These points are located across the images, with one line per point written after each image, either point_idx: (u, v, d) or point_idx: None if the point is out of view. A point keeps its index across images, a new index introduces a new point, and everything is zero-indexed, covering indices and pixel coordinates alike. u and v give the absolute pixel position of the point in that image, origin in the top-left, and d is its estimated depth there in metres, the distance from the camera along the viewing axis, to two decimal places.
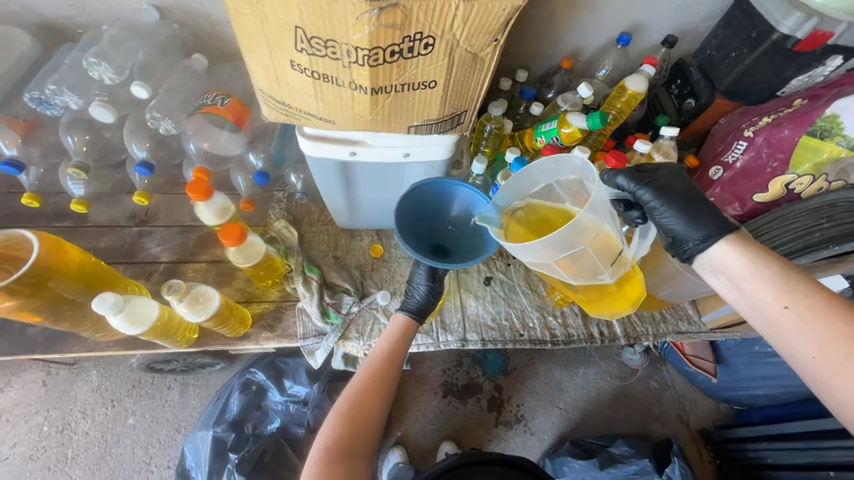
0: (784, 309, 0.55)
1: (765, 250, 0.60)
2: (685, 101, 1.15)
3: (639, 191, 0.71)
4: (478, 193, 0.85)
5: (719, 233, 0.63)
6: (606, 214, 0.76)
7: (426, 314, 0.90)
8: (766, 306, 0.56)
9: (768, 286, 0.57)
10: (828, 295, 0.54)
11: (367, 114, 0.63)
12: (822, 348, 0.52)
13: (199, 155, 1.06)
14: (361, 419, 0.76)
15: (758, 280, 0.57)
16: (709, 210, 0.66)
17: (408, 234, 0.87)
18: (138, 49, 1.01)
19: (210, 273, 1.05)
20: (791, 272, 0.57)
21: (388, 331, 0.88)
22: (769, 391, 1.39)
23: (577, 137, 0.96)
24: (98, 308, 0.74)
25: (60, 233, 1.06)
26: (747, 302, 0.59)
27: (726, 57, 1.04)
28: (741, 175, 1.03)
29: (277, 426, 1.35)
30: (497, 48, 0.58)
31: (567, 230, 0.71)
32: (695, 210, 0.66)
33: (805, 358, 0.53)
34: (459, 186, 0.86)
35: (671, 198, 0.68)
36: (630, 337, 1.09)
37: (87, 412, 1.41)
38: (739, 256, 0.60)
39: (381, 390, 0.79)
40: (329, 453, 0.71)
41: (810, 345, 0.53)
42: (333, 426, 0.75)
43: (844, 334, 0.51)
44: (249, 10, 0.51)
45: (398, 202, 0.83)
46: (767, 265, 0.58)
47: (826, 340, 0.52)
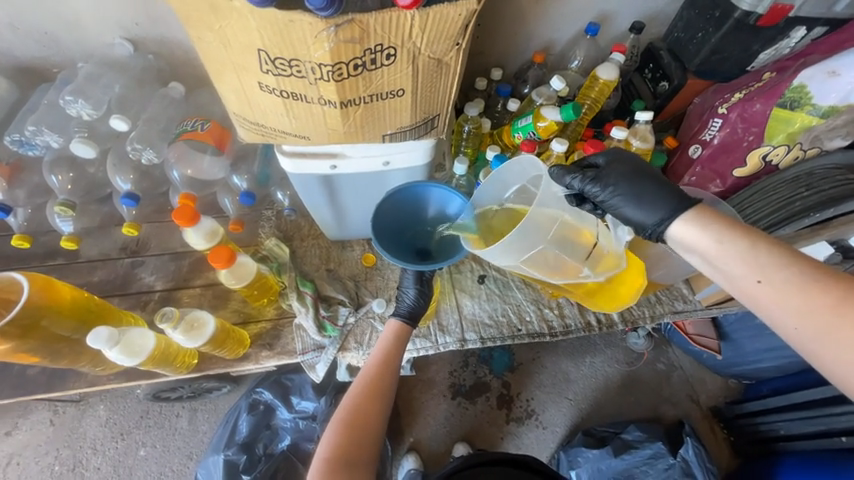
0: (759, 284, 0.54)
1: (732, 222, 0.59)
2: (659, 84, 1.17)
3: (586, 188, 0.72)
4: (450, 193, 0.86)
5: (671, 217, 0.64)
6: (566, 207, 0.82)
7: (419, 317, 0.91)
8: (741, 283, 0.56)
9: (738, 262, 0.56)
10: (803, 263, 0.53)
11: (340, 128, 0.64)
12: (806, 320, 0.51)
13: (183, 181, 1.07)
14: (361, 430, 0.76)
15: (727, 258, 0.57)
16: (652, 190, 0.67)
17: (390, 242, 0.87)
18: (114, 83, 1.02)
19: (205, 297, 1.05)
20: (758, 244, 0.56)
21: (383, 339, 0.88)
22: (775, 362, 1.40)
23: (553, 130, 0.96)
24: (93, 344, 0.74)
25: (53, 271, 1.06)
26: (723, 280, 0.58)
27: (693, 39, 1.06)
28: (719, 152, 1.04)
29: (289, 443, 1.35)
30: (460, 50, 0.59)
31: (530, 231, 0.74)
32: (640, 196, 0.68)
33: (790, 329, 0.53)
34: (431, 188, 0.86)
35: (615, 187, 0.70)
36: (627, 321, 1.10)
37: (97, 448, 1.41)
38: (705, 236, 0.60)
39: (379, 398, 0.80)
40: (330, 463, 0.71)
41: (793, 317, 0.52)
42: (332, 437, 0.75)
43: (822, 301, 0.50)
44: (212, 37, 0.52)
45: (375, 211, 0.84)
46: (734, 240, 0.57)
47: (807, 311, 0.51)
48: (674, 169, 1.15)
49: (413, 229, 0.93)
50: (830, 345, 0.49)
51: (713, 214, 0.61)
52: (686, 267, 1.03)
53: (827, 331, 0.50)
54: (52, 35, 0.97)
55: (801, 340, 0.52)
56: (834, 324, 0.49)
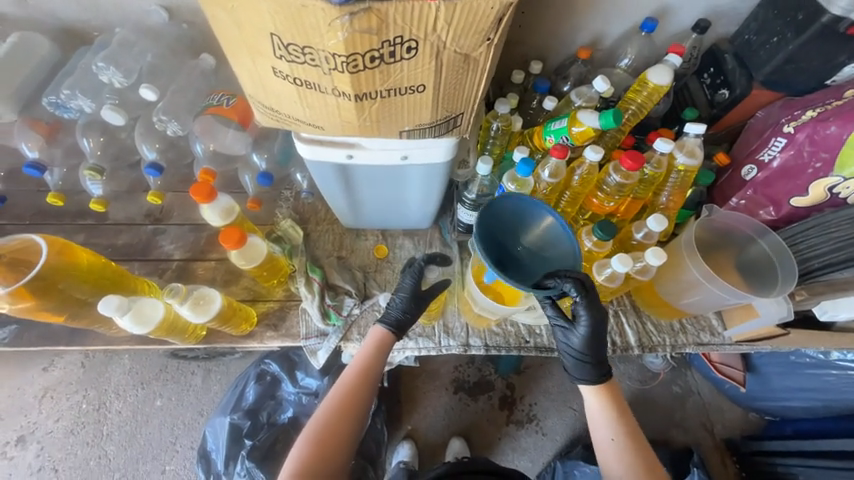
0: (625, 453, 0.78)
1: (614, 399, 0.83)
2: (718, 92, 1.05)
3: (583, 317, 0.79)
4: (566, 227, 0.80)
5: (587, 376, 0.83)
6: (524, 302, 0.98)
7: (404, 329, 0.90)
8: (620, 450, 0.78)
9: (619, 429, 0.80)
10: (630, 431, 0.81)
11: (355, 121, 0.60)
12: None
13: (206, 156, 1.08)
14: (331, 436, 0.78)
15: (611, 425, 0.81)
16: (598, 359, 0.81)
17: (483, 236, 0.84)
18: (146, 52, 1.03)
19: (219, 271, 1.07)
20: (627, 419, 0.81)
21: (366, 344, 0.88)
22: (806, 403, 1.31)
23: (589, 136, 0.89)
24: (104, 310, 0.77)
25: (82, 230, 1.10)
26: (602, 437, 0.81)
27: (766, 44, 0.93)
28: (777, 176, 0.93)
29: (290, 416, 1.38)
30: (491, 47, 0.54)
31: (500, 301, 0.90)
32: (592, 355, 0.80)
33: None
34: (547, 211, 0.83)
35: (590, 334, 0.79)
36: (644, 347, 1.02)
37: (120, 393, 1.51)
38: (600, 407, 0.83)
39: (351, 405, 0.81)
40: (298, 470, 0.74)
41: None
42: (303, 442, 0.78)
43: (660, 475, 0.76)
44: (226, 16, 0.49)
45: (478, 217, 0.83)
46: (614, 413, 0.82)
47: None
48: (722, 189, 1.06)
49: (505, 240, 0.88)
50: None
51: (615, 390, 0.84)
52: (721, 302, 0.95)
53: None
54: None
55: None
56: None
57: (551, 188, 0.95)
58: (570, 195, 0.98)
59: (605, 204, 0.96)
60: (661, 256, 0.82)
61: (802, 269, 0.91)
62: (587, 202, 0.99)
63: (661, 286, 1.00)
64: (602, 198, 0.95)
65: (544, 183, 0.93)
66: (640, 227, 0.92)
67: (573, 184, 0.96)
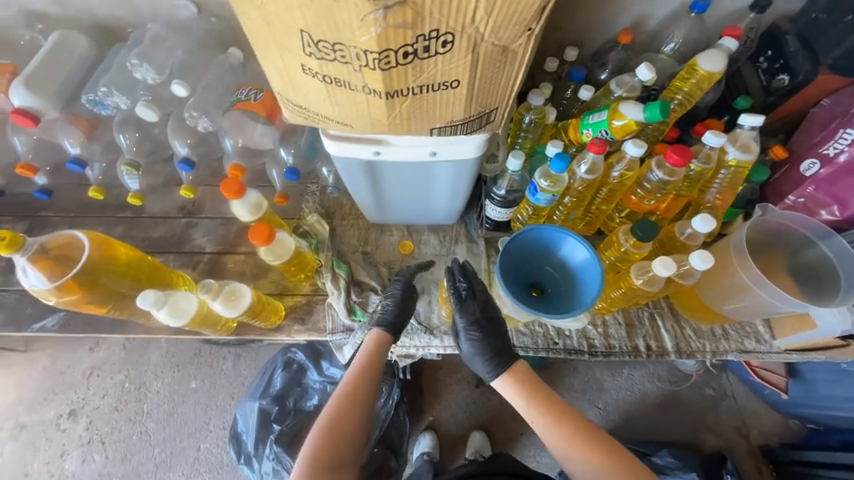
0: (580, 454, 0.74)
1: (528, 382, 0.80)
2: (775, 78, 0.95)
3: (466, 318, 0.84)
4: (592, 255, 0.78)
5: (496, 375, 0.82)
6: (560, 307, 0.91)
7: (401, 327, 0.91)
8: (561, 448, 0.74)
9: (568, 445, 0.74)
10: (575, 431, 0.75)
11: (384, 118, 0.58)
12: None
13: (235, 151, 1.09)
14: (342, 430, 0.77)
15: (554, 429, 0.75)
16: (496, 351, 0.82)
17: (508, 273, 0.83)
18: (177, 48, 1.04)
19: (248, 265, 1.09)
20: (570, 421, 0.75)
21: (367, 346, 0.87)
22: (851, 414, 1.21)
23: (631, 130, 0.83)
24: (142, 304, 0.81)
25: (122, 223, 1.15)
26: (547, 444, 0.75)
27: (837, 23, 0.83)
28: (843, 173, 0.85)
29: (316, 403, 1.41)
30: (531, 38, 0.50)
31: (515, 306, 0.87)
32: (484, 350, 0.82)
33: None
34: (572, 238, 0.81)
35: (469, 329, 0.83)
36: (682, 352, 0.97)
37: (158, 374, 1.59)
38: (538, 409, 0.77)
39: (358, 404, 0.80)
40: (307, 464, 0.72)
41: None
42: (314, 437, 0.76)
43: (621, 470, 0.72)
44: (255, 13, 0.48)
45: (498, 258, 0.82)
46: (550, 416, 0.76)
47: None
48: (777, 186, 0.97)
49: (532, 264, 0.87)
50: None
51: (527, 373, 0.81)
52: (772, 309, 0.88)
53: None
54: None
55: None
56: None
57: (586, 185, 0.90)
58: (606, 192, 0.93)
59: (644, 203, 0.91)
60: (708, 260, 0.77)
61: None
62: (625, 200, 0.94)
63: (704, 290, 0.94)
64: (642, 196, 0.90)
65: (579, 179, 0.88)
66: (683, 227, 0.87)
67: (611, 181, 0.90)
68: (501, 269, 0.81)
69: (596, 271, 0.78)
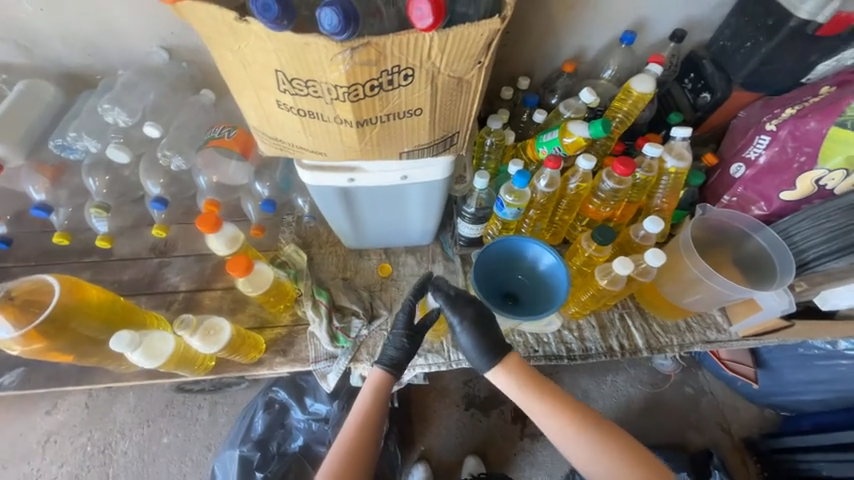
0: (587, 444, 0.73)
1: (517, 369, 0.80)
2: (700, 95, 1.09)
3: (459, 307, 0.82)
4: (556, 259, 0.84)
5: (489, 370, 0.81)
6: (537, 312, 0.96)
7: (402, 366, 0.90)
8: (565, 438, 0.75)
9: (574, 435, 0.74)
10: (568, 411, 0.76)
11: (356, 145, 0.63)
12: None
13: (209, 188, 1.11)
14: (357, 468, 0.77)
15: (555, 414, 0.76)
16: (494, 340, 0.80)
17: (483, 283, 0.89)
18: (150, 91, 1.07)
19: (225, 300, 1.07)
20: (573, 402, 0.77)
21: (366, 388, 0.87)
22: (819, 396, 1.31)
23: (581, 146, 0.92)
24: (115, 347, 0.78)
25: (88, 268, 1.11)
26: (551, 434, 0.76)
27: (740, 48, 0.98)
28: (765, 173, 0.96)
29: (301, 444, 1.35)
30: (482, 69, 0.57)
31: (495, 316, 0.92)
32: (484, 343, 0.80)
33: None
34: (536, 245, 0.86)
35: (469, 324, 0.80)
36: (652, 348, 1.02)
37: (125, 432, 1.48)
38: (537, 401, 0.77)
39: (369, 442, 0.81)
40: None
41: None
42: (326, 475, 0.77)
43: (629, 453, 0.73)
44: (232, 56, 0.53)
45: (472, 270, 0.86)
46: (552, 398, 0.77)
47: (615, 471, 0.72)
48: (714, 189, 1.08)
49: (504, 273, 0.93)
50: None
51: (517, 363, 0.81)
52: (724, 298, 0.96)
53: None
54: (95, 44, 1.01)
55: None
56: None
57: (547, 198, 0.97)
58: (567, 203, 1.02)
59: (601, 210, 0.99)
60: (661, 257, 0.84)
61: (799, 260, 0.93)
62: (584, 209, 1.02)
63: (663, 286, 1.01)
64: (598, 204, 0.98)
65: (540, 193, 0.96)
66: (637, 230, 0.95)
67: (569, 192, 0.99)
68: (475, 280, 0.86)
69: (563, 280, 0.85)
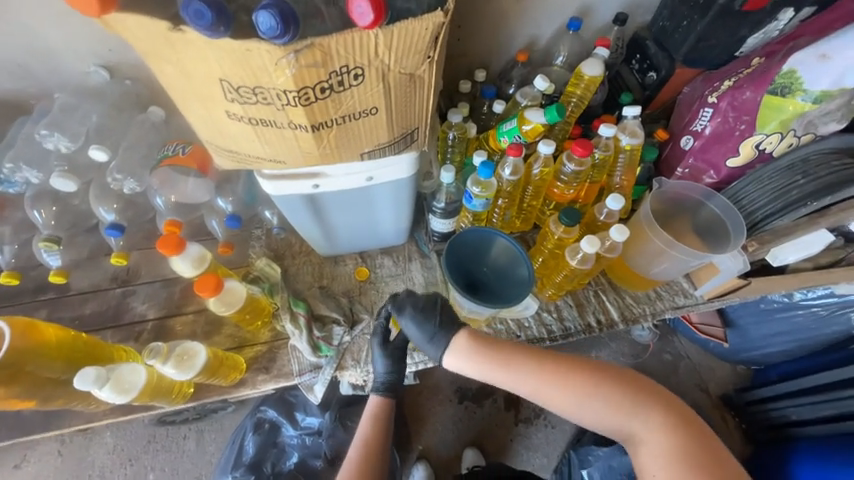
0: (572, 395, 0.66)
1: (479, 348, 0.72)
2: (646, 75, 1.15)
3: (402, 303, 0.82)
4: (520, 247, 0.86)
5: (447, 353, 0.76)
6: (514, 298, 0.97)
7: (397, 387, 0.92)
8: (550, 395, 0.67)
9: (554, 387, 0.66)
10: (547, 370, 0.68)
11: (315, 150, 0.62)
12: (661, 436, 0.63)
13: (168, 208, 1.06)
14: None
15: (530, 372, 0.68)
16: (441, 321, 0.78)
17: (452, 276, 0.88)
18: (92, 113, 1.01)
19: (198, 323, 1.03)
20: (543, 355, 0.69)
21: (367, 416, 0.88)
22: (782, 346, 1.39)
23: (540, 132, 0.94)
24: (81, 386, 0.74)
25: (44, 306, 1.04)
26: (538, 399, 0.69)
27: (678, 27, 1.03)
28: (711, 142, 1.02)
29: (296, 461, 1.32)
30: (432, 64, 0.57)
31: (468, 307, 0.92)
32: (431, 330, 0.77)
33: (610, 428, 0.67)
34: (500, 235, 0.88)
35: (417, 318, 0.79)
36: (627, 320, 1.07)
37: (106, 475, 1.40)
38: (504, 369, 0.69)
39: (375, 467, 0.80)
40: None
41: (637, 421, 0.65)
42: None
43: (617, 386, 0.66)
44: (173, 68, 0.51)
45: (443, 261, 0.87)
46: (520, 361, 0.69)
47: (608, 410, 0.66)
48: (668, 162, 1.13)
49: (471, 267, 0.93)
50: (663, 474, 0.61)
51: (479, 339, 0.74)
52: (687, 265, 1.01)
53: (674, 456, 0.61)
54: (25, 68, 0.95)
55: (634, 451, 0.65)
56: (679, 446, 0.62)
57: (513, 186, 0.99)
58: (533, 189, 1.04)
59: (566, 193, 1.02)
60: (624, 232, 0.88)
61: (750, 221, 0.99)
62: (550, 193, 1.05)
63: (630, 260, 1.06)
64: (562, 187, 1.01)
65: (506, 181, 0.98)
66: (601, 208, 0.98)
67: (534, 178, 1.01)
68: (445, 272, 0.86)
69: (522, 259, 0.87)
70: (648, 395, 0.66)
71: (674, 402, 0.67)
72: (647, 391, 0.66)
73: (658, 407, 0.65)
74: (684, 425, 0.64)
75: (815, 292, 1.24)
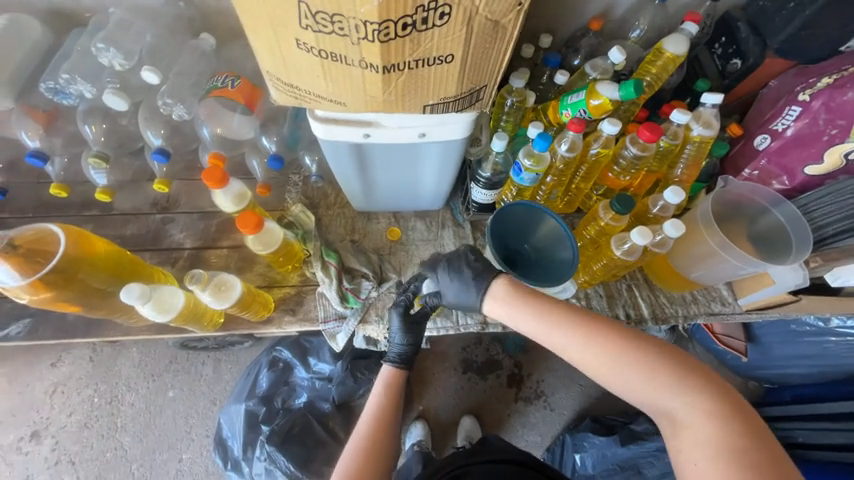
0: (607, 358, 0.62)
1: (518, 293, 0.73)
2: (729, 62, 1.04)
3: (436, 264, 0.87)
4: (568, 229, 0.82)
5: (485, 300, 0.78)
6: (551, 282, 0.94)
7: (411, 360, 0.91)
8: (583, 355, 0.64)
9: (588, 345, 0.64)
10: (582, 328, 0.65)
11: (380, 95, 0.59)
12: (709, 426, 0.55)
13: (214, 140, 1.05)
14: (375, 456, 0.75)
15: (571, 326, 0.66)
16: (478, 270, 0.79)
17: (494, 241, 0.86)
18: (146, 32, 0.98)
19: (232, 258, 1.06)
20: (583, 313, 0.67)
21: (378, 385, 0.88)
22: (803, 370, 1.34)
23: (607, 109, 0.88)
24: (126, 299, 0.77)
25: (88, 222, 1.08)
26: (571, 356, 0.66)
27: (781, 10, 0.91)
28: (791, 145, 0.93)
29: (305, 401, 1.38)
30: (520, 14, 0.52)
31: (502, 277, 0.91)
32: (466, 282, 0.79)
33: (649, 405, 0.61)
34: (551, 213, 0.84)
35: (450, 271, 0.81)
36: (657, 318, 1.04)
37: (131, 385, 1.51)
38: (538, 316, 0.69)
39: (388, 429, 0.80)
40: None
41: (683, 403, 0.58)
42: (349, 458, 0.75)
43: (665, 363, 0.60)
44: None
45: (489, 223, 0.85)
46: (558, 314, 0.68)
47: (646, 382, 0.60)
48: (735, 160, 1.05)
49: (513, 240, 0.91)
50: (706, 465, 0.54)
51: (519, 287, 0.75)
52: (735, 271, 0.96)
53: (717, 444, 0.54)
54: None
55: (674, 436, 0.58)
56: (724, 434, 0.54)
57: (566, 163, 0.94)
58: (586, 170, 0.98)
59: (621, 179, 0.97)
60: (680, 228, 0.83)
61: (816, 237, 0.93)
62: (603, 177, 1.00)
63: (675, 259, 1.01)
64: (618, 172, 0.96)
65: (560, 158, 0.92)
66: (655, 201, 0.93)
67: (590, 158, 0.95)
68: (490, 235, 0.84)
69: (568, 241, 0.84)
70: (696, 378, 0.59)
71: (735, 399, 0.57)
72: (695, 373, 0.59)
73: (708, 392, 0.58)
74: (739, 419, 0.55)
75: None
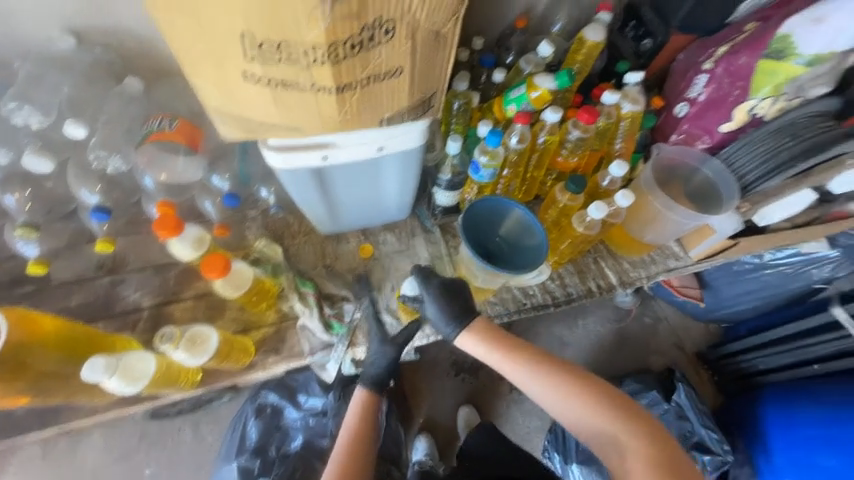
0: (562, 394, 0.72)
1: (487, 332, 0.80)
2: (641, 42, 1.16)
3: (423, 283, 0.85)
4: (534, 218, 0.86)
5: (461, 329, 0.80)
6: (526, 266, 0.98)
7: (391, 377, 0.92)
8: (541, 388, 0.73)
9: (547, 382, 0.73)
10: (541, 367, 0.74)
11: (336, 116, 0.59)
12: (640, 448, 0.67)
13: (158, 188, 1.00)
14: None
15: (530, 369, 0.75)
16: (461, 305, 0.82)
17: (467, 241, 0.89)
18: (62, 84, 0.91)
19: (199, 309, 0.99)
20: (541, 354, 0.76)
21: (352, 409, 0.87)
22: (752, 303, 1.48)
23: (547, 100, 0.95)
24: (89, 375, 0.71)
25: (23, 300, 0.97)
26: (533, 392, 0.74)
27: None
28: (706, 108, 1.06)
29: (301, 443, 1.27)
30: (458, 22, 0.56)
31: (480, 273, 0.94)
32: (452, 308, 0.81)
33: (592, 436, 0.71)
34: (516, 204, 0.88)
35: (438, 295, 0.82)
36: (624, 283, 1.12)
37: (99, 473, 1.35)
38: (507, 356, 0.76)
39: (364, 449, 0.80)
40: None
41: (621, 430, 0.69)
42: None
43: (607, 397, 0.71)
44: (187, 23, 0.48)
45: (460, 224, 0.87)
46: (523, 355, 0.76)
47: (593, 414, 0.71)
48: (662, 129, 1.17)
49: (484, 234, 0.94)
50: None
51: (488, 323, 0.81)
52: (680, 227, 1.07)
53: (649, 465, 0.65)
54: None
55: (616, 461, 0.68)
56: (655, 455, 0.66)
57: (519, 155, 1.00)
58: (537, 157, 1.05)
59: (570, 161, 1.04)
60: (630, 197, 0.90)
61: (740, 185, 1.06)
62: (553, 162, 1.07)
63: (629, 226, 1.10)
64: (566, 155, 1.03)
65: (513, 151, 0.97)
66: (604, 176, 1.01)
67: (539, 147, 1.02)
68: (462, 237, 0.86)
69: (535, 229, 0.88)
70: (629, 410, 0.71)
71: (658, 430, 0.69)
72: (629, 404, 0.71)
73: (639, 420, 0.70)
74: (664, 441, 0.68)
75: (783, 251, 1.30)
